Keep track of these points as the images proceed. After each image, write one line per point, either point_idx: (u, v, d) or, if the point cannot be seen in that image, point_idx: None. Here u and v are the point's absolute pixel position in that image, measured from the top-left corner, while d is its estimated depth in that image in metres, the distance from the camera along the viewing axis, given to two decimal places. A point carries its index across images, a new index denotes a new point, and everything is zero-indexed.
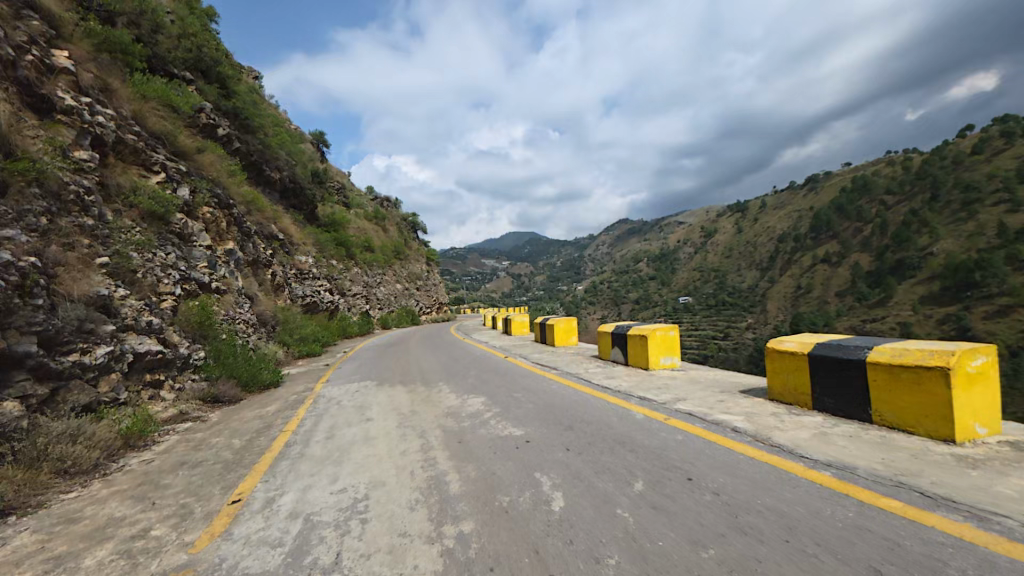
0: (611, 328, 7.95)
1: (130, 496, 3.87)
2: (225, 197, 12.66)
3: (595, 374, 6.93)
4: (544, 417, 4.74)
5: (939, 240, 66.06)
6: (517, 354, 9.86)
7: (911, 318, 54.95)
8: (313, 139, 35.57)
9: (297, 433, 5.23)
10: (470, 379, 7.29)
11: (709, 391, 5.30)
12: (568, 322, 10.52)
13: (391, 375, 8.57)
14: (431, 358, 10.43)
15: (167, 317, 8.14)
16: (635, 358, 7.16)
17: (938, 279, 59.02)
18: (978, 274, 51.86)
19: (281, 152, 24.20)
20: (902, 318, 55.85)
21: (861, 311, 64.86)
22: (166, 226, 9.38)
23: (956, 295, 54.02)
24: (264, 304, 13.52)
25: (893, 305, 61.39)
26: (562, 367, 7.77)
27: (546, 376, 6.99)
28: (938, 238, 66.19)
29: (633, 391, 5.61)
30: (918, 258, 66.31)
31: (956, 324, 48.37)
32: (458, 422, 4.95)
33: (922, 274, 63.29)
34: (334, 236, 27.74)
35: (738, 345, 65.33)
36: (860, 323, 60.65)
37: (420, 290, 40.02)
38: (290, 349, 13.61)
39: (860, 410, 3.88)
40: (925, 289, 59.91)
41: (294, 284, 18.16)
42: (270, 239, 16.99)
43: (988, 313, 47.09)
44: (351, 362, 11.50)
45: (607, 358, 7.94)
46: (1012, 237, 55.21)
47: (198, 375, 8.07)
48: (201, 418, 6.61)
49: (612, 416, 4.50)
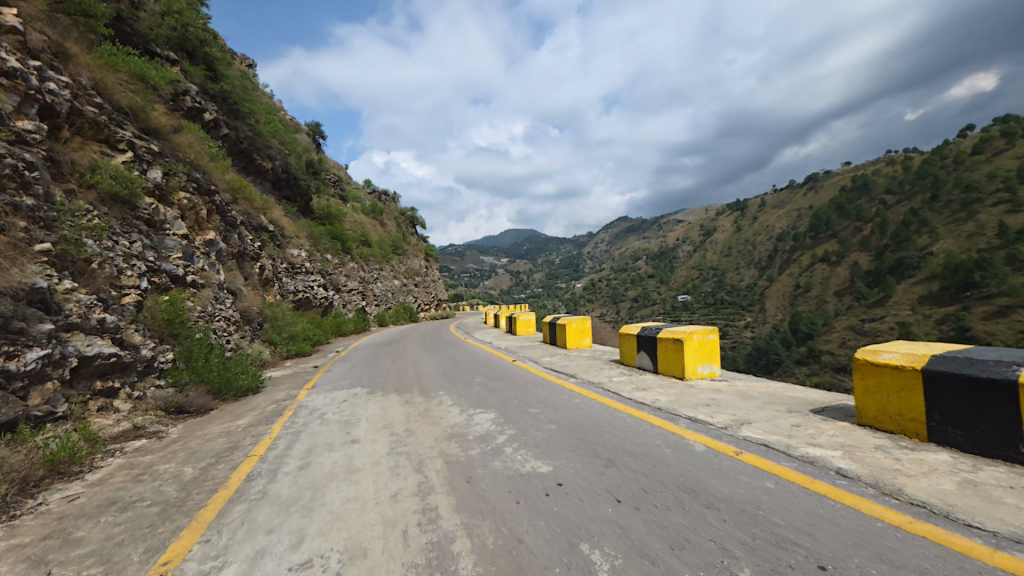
0: (637, 330, 6.95)
1: (22, 559, 2.85)
2: (205, 182, 11.57)
3: (622, 383, 5.91)
4: (574, 445, 3.70)
5: (939, 240, 65.65)
6: (526, 357, 8.85)
7: (910, 318, 54.60)
8: (309, 129, 34.40)
9: (265, 460, 4.20)
10: (475, 389, 6.26)
11: (774, 409, 4.29)
12: (582, 322, 9.54)
13: (384, 381, 7.55)
14: (431, 361, 9.39)
15: (128, 315, 7.12)
16: (666, 366, 6.17)
17: (938, 279, 58.63)
18: (978, 274, 51.54)
19: (273, 140, 23.17)
20: (903, 318, 55.45)
21: (862, 311, 64.28)
22: (131, 211, 8.34)
23: (955, 294, 53.78)
24: (250, 300, 12.49)
25: (892, 304, 60.88)
26: (581, 373, 6.75)
27: (564, 386, 5.98)
28: (939, 238, 65.77)
29: (677, 407, 4.60)
30: (920, 258, 65.85)
31: (954, 324, 48.07)
32: (465, 449, 3.93)
33: (922, 273, 62.90)
34: (329, 230, 26.68)
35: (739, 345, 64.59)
36: (857, 320, 60.38)
37: (418, 286, 38.98)
38: (278, 349, 12.57)
39: (1006, 447, 2.93)
40: (924, 289, 59.62)
41: (286, 278, 17.14)
42: (259, 230, 15.94)
43: (987, 314, 46.79)
44: (342, 364, 10.50)
45: (632, 364, 6.95)
46: (1013, 237, 54.87)
47: (163, 381, 7.05)
48: (158, 435, 5.59)
49: (665, 447, 3.47)
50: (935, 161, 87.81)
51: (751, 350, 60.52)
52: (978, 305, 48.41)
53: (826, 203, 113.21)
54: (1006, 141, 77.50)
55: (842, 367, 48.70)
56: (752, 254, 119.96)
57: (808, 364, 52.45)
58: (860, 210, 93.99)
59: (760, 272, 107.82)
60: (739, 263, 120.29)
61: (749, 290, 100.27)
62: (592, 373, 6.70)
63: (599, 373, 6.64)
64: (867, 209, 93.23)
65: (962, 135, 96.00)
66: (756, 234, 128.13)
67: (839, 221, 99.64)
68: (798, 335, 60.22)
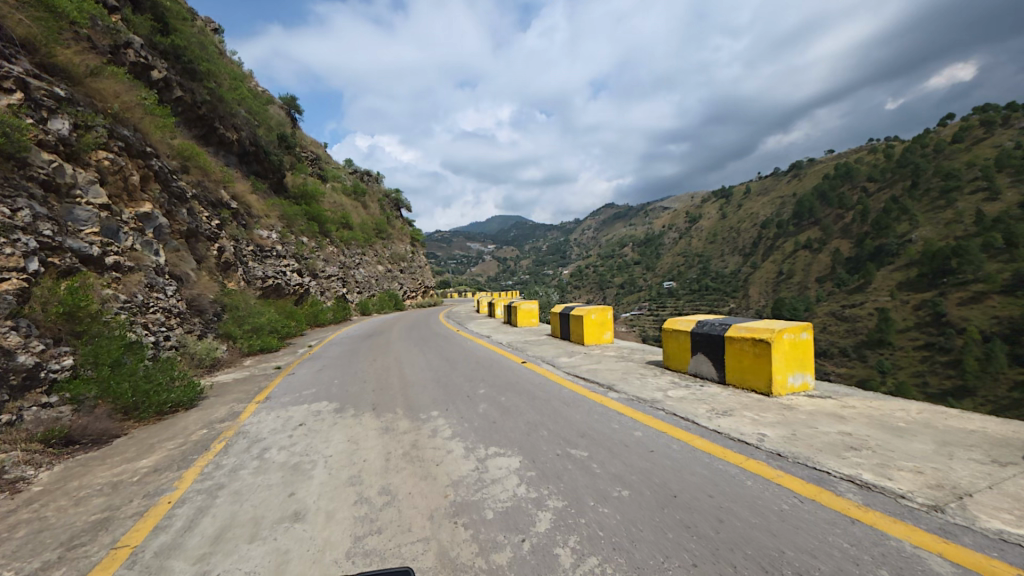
0: (691, 326, 5.31)
1: None
2: (138, 142, 9.51)
3: (690, 401, 4.23)
4: (691, 555, 1.99)
5: (919, 227, 66.45)
6: (538, 356, 7.11)
7: (889, 304, 55.20)
8: (285, 102, 31.67)
9: (134, 563, 2.42)
10: (481, 410, 4.51)
11: (973, 461, 2.73)
12: (602, 312, 7.89)
13: (359, 393, 5.76)
14: (419, 362, 7.60)
15: (4, 309, 5.24)
16: (739, 375, 4.57)
17: (916, 266, 59.42)
18: (955, 261, 52.44)
19: (240, 109, 20.81)
20: (881, 303, 56.11)
21: (843, 296, 64.75)
22: (20, 169, 6.38)
23: (933, 280, 54.68)
24: (201, 288, 10.51)
25: (873, 290, 61.45)
26: (621, 383, 5.05)
27: (606, 406, 4.26)
28: (918, 226, 66.66)
29: (814, 454, 2.92)
30: (900, 244, 66.66)
31: (931, 310, 48.95)
32: (487, 550, 2.19)
33: (901, 259, 63.66)
34: (305, 210, 24.49)
35: None
36: (838, 306, 60.66)
37: (404, 272, 36.91)
38: (237, 345, 10.67)
39: None
40: (902, 275, 60.44)
41: (252, 263, 15.17)
42: (218, 207, 13.82)
43: (963, 300, 47.89)
44: (311, 365, 8.69)
45: (684, 371, 5.34)
46: (988, 225, 56.07)
47: (54, 398, 5.13)
48: (14, 488, 3.74)
49: (879, 570, 1.80)
50: (916, 148, 88.47)
51: None
52: (953, 292, 50.09)
53: (810, 190, 113.75)
54: (985, 131, 78.46)
55: (822, 352, 49.14)
56: (736, 240, 120.26)
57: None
58: (844, 197, 94.60)
59: (745, 258, 108.17)
60: (724, 249, 120.54)
61: (735, 276, 100.50)
62: (637, 383, 5.03)
63: (647, 383, 4.96)
64: (851, 196, 93.82)
65: (944, 124, 96.90)
66: (741, 221, 128.45)
67: (823, 208, 100.29)
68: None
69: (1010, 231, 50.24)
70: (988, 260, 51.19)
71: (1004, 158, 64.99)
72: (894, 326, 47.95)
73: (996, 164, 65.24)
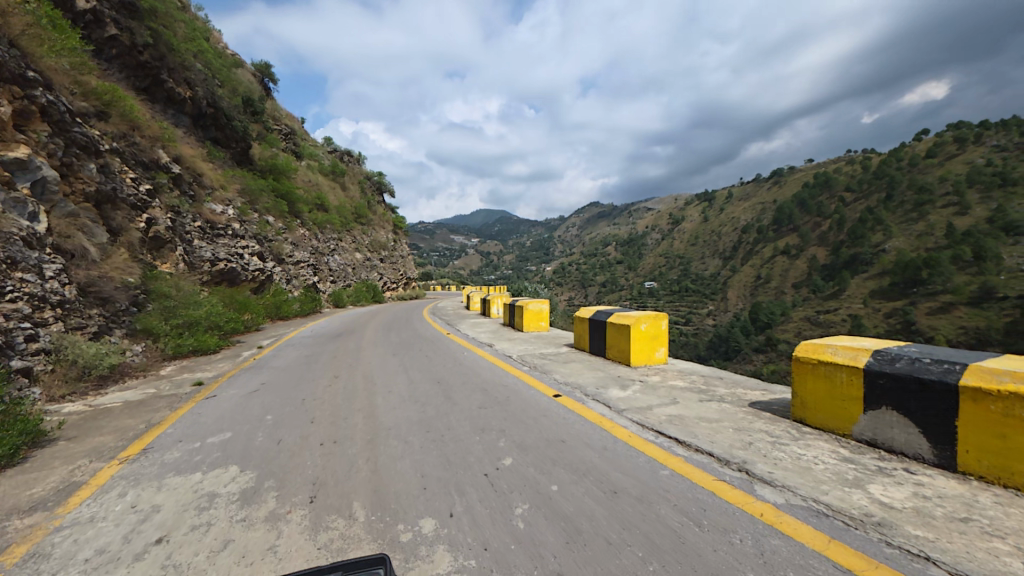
0: (861, 359, 3.14)
1: None
2: (13, 62, 7.10)
3: (962, 535, 2.07)
4: None
5: (892, 237, 67.11)
6: (575, 383, 4.88)
7: (860, 311, 55.07)
8: (258, 69, 28.56)
9: None
10: (521, 529, 2.22)
11: None
12: (654, 321, 5.72)
13: (295, 456, 3.37)
14: (398, 387, 5.20)
15: None
16: (1003, 462, 2.49)
17: (888, 275, 59.74)
18: (926, 272, 52.91)
19: (197, 62, 17.84)
20: (854, 310, 55.96)
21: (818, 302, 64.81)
22: None
23: (903, 289, 55.10)
24: (106, 268, 7.95)
25: (846, 297, 61.49)
26: (765, 460, 2.84)
27: (792, 538, 2.04)
28: (892, 236, 67.35)
29: None
30: (873, 254, 67.22)
31: (901, 318, 48.93)
32: None
33: (874, 268, 64.09)
34: (274, 185, 21.73)
35: (701, 335, 63.77)
36: (812, 311, 60.36)
37: (385, 262, 34.23)
38: (158, 345, 8.08)
39: None
40: (875, 283, 60.69)
41: (198, 241, 12.56)
42: (152, 169, 11.18)
43: (931, 310, 47.93)
44: (239, 382, 6.21)
45: (846, 433, 3.21)
46: (959, 238, 56.81)
47: None
48: None
49: None
50: (892, 160, 89.87)
51: (713, 339, 59.62)
52: (923, 300, 50.23)
53: (791, 197, 114.80)
54: (957, 146, 80.08)
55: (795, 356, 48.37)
56: (718, 243, 120.54)
57: (766, 352, 52.00)
58: (822, 205, 95.67)
59: (725, 261, 108.44)
60: (706, 252, 120.81)
61: (715, 278, 100.43)
62: (795, 461, 2.84)
63: (816, 465, 2.78)
64: (830, 204, 94.70)
65: (919, 139, 98.66)
66: (723, 225, 129.00)
67: (802, 216, 101.20)
68: (757, 323, 59.93)
69: (978, 245, 51.05)
70: (957, 272, 51.82)
71: (975, 173, 66.03)
72: (864, 334, 47.59)
73: (967, 180, 66.40)
